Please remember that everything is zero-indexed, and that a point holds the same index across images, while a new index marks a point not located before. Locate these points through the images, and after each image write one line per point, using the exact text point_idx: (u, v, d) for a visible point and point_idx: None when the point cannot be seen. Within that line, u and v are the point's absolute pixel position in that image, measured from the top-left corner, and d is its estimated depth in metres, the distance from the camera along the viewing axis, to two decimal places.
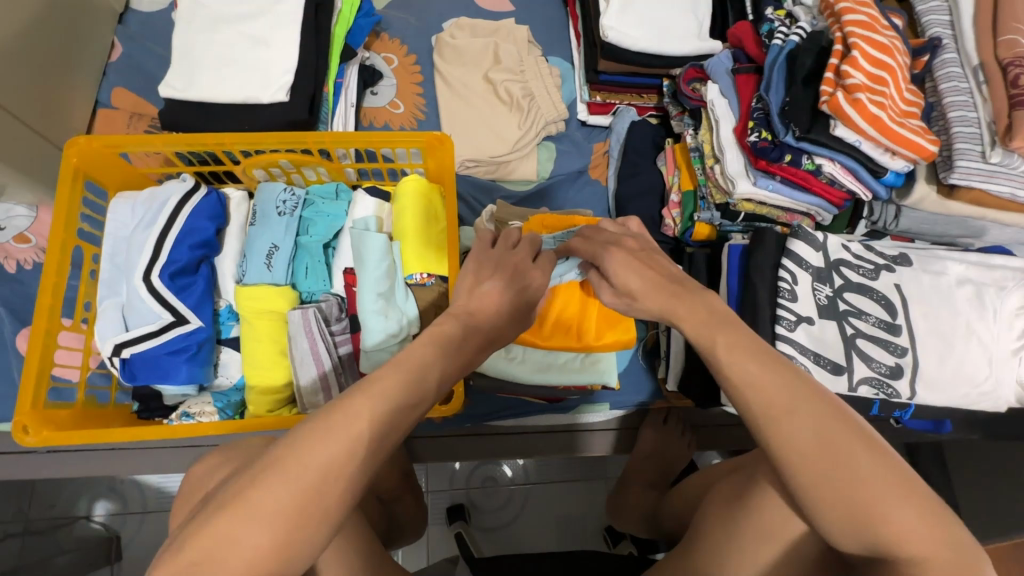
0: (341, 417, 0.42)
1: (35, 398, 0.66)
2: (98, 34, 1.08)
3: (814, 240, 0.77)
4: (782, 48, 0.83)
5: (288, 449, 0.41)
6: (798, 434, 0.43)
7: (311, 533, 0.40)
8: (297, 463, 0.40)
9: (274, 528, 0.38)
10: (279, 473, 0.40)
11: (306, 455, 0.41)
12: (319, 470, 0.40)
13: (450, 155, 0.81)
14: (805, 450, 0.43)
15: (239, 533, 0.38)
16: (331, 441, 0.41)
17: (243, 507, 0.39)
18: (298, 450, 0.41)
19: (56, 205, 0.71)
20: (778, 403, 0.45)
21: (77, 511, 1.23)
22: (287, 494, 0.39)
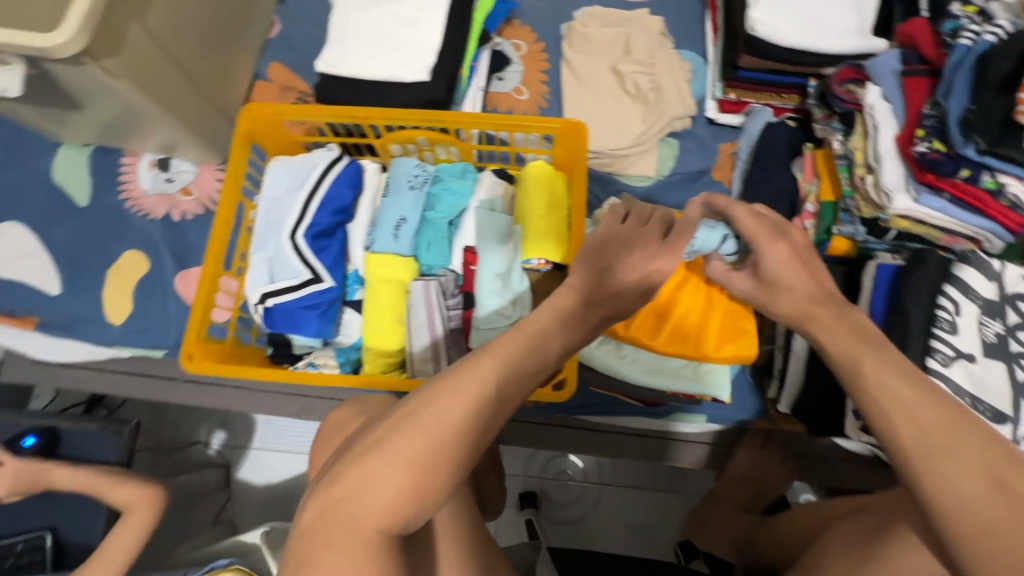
0: (444, 396, 0.48)
1: (199, 332, 0.74)
2: (263, 12, 1.19)
3: (988, 268, 0.68)
4: (971, 48, 0.72)
5: (404, 418, 0.48)
6: (963, 474, 0.40)
7: (428, 493, 0.46)
8: (413, 429, 0.47)
9: (397, 485, 0.45)
10: (405, 433, 0.47)
11: (418, 421, 0.47)
12: (431, 438, 0.47)
13: (582, 144, 0.80)
14: (972, 493, 0.39)
15: (371, 486, 0.45)
16: (439, 412, 0.48)
17: (372, 464, 0.46)
18: (412, 418, 0.48)
19: (228, 163, 0.78)
20: (938, 437, 0.41)
21: (197, 437, 1.39)
22: (407, 455, 0.46)
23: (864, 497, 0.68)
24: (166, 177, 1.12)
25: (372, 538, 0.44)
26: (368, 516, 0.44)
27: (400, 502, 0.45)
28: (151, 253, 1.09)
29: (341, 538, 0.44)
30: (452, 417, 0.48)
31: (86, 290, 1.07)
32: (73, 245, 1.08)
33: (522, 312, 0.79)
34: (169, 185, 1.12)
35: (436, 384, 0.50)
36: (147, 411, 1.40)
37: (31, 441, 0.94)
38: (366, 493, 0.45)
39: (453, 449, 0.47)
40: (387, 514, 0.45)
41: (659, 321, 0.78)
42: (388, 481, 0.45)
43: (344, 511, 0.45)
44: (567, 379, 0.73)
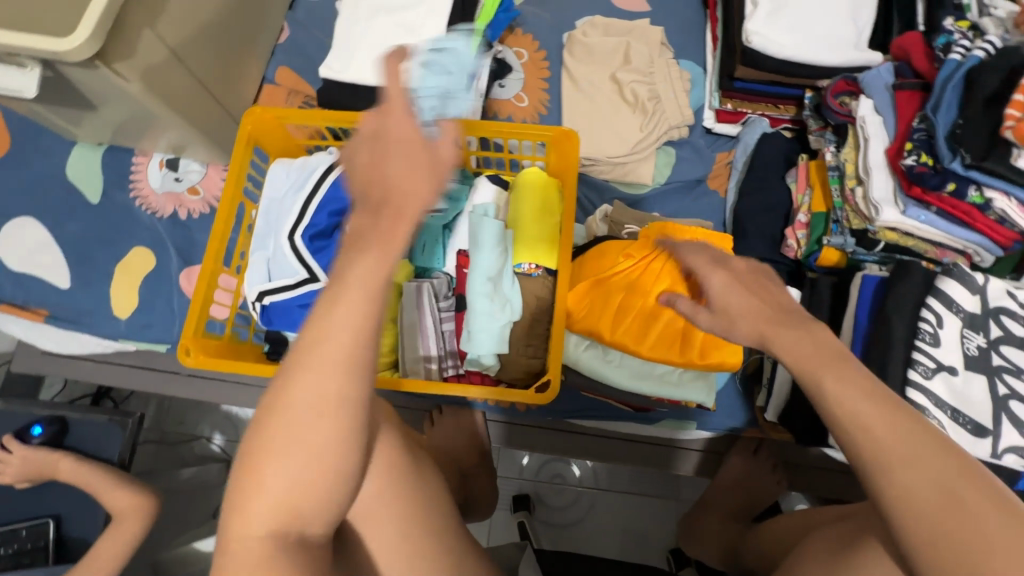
0: (307, 370, 0.37)
1: (196, 327, 0.76)
2: (273, 18, 1.22)
3: (972, 282, 0.69)
4: (961, 64, 0.73)
5: (268, 405, 0.38)
6: (918, 485, 0.39)
7: (323, 487, 0.38)
8: (279, 414, 0.37)
9: (277, 486, 0.37)
10: (264, 420, 0.37)
11: (284, 404, 0.37)
12: (301, 425, 0.37)
13: (574, 150, 0.82)
14: (925, 505, 0.38)
15: (250, 495, 0.37)
16: (309, 388, 0.37)
17: (247, 471, 0.37)
18: (276, 402, 0.37)
19: (230, 163, 0.81)
20: (897, 448, 0.40)
21: (199, 432, 1.42)
22: (275, 443, 0.37)
23: (845, 506, 0.69)
24: (174, 176, 1.16)
25: (264, 544, 0.37)
26: (254, 527, 0.37)
27: (285, 500, 0.37)
28: (158, 250, 1.12)
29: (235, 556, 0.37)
30: (325, 393, 0.37)
31: (95, 285, 1.10)
32: (84, 241, 1.12)
33: (511, 315, 0.81)
34: (177, 184, 1.16)
35: (295, 355, 0.38)
36: (152, 404, 1.44)
37: (38, 431, 0.97)
38: (246, 502, 0.37)
39: (336, 421, 0.37)
40: (278, 521, 0.37)
41: (647, 327, 0.79)
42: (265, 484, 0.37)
43: (230, 524, 0.37)
44: (552, 381, 0.74)
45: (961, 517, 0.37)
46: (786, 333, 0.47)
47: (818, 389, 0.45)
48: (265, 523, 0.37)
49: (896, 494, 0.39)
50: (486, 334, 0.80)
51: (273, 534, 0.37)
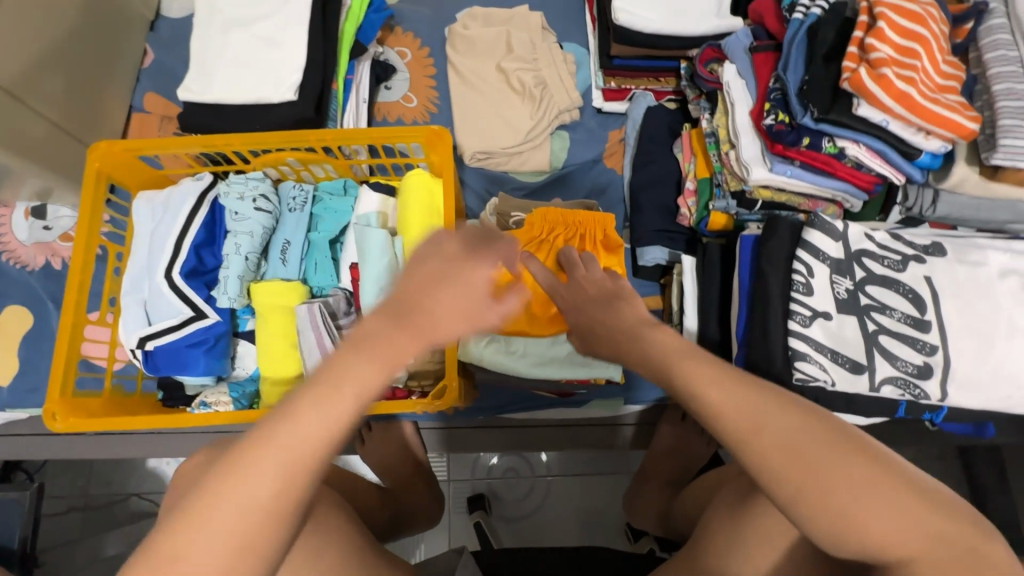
0: (296, 427, 0.35)
1: (64, 388, 0.70)
2: (132, 41, 1.14)
3: (834, 229, 0.72)
4: (803, 22, 0.77)
5: (233, 458, 0.35)
6: (770, 447, 0.39)
7: (260, 571, 0.34)
8: (248, 475, 0.34)
9: (212, 572, 0.33)
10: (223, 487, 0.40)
11: (272, 461, 0.35)
12: (265, 483, 0.34)
13: (450, 147, 0.81)
14: (780, 467, 0.38)
15: (166, 573, 0.33)
16: (279, 448, 0.35)
17: (176, 540, 0.33)
18: (251, 452, 0.35)
19: (80, 206, 0.75)
20: (743, 417, 0.40)
21: (128, 489, 1.33)
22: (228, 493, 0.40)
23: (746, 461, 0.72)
24: (43, 224, 1.05)
25: None
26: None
27: None
28: (35, 307, 1.03)
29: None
30: (307, 447, 0.36)
31: None
32: None
33: None
34: (48, 233, 1.06)
35: (273, 416, 0.36)
36: (70, 470, 1.33)
37: None
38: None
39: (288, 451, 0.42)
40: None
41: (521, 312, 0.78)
42: (203, 566, 0.33)
43: None
44: (449, 385, 0.72)
45: (817, 481, 0.37)
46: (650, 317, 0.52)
47: (698, 360, 0.47)
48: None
49: (756, 462, 0.39)
50: None
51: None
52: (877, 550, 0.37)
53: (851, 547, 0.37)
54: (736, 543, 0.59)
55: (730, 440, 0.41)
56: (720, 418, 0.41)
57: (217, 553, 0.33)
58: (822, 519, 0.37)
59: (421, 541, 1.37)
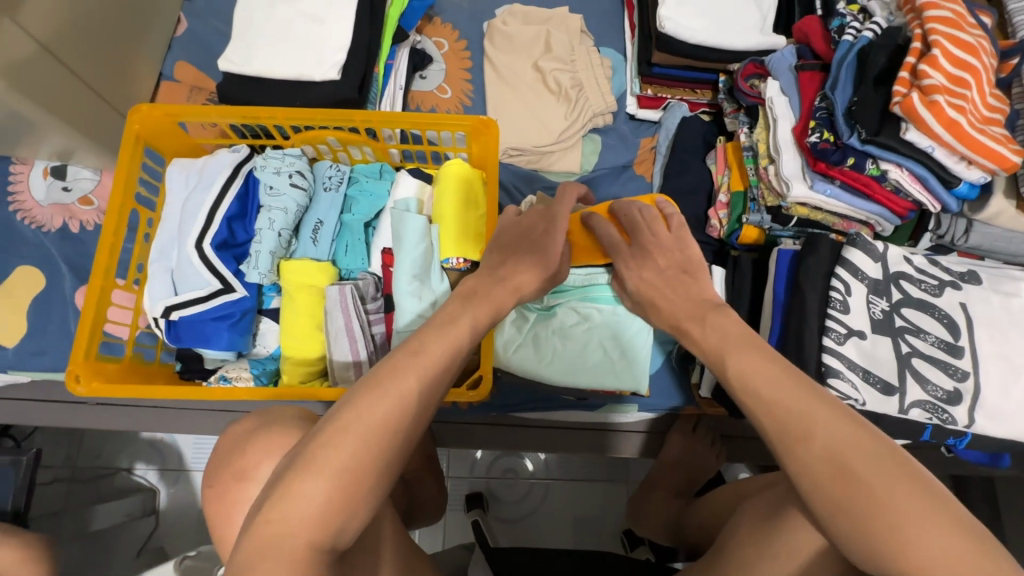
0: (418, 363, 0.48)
1: (88, 350, 0.68)
2: (167, 8, 1.12)
3: (874, 250, 0.73)
4: (853, 44, 0.78)
5: (373, 380, 0.48)
6: (814, 454, 0.41)
7: None
8: (390, 391, 0.47)
9: (361, 454, 0.44)
10: (331, 437, 0.45)
11: (399, 384, 0.48)
12: (402, 393, 0.48)
13: (495, 140, 0.80)
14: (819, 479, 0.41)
15: (334, 447, 0.44)
16: (415, 377, 0.49)
17: (328, 448, 0.44)
18: (395, 377, 0.48)
19: (117, 167, 0.73)
20: (807, 415, 0.43)
21: (119, 464, 1.30)
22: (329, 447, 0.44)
23: (771, 474, 0.72)
24: (62, 185, 1.04)
25: (269, 518, 0.42)
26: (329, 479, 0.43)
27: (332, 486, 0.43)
28: (48, 269, 1.01)
29: (307, 490, 0.42)
30: (432, 371, 0.51)
31: None
32: None
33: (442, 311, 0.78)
34: (67, 194, 1.04)
35: (410, 345, 0.53)
36: (61, 440, 1.31)
37: None
38: (334, 448, 0.44)
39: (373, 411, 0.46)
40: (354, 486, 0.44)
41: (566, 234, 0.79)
42: (354, 448, 0.44)
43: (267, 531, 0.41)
44: (484, 377, 0.72)
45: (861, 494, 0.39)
46: None
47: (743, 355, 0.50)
48: (338, 474, 0.43)
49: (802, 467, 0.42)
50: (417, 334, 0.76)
51: (339, 492, 0.43)
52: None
53: (891, 572, 0.37)
54: (766, 556, 0.59)
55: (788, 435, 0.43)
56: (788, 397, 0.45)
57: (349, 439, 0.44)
58: (864, 529, 0.38)
59: (415, 535, 1.36)
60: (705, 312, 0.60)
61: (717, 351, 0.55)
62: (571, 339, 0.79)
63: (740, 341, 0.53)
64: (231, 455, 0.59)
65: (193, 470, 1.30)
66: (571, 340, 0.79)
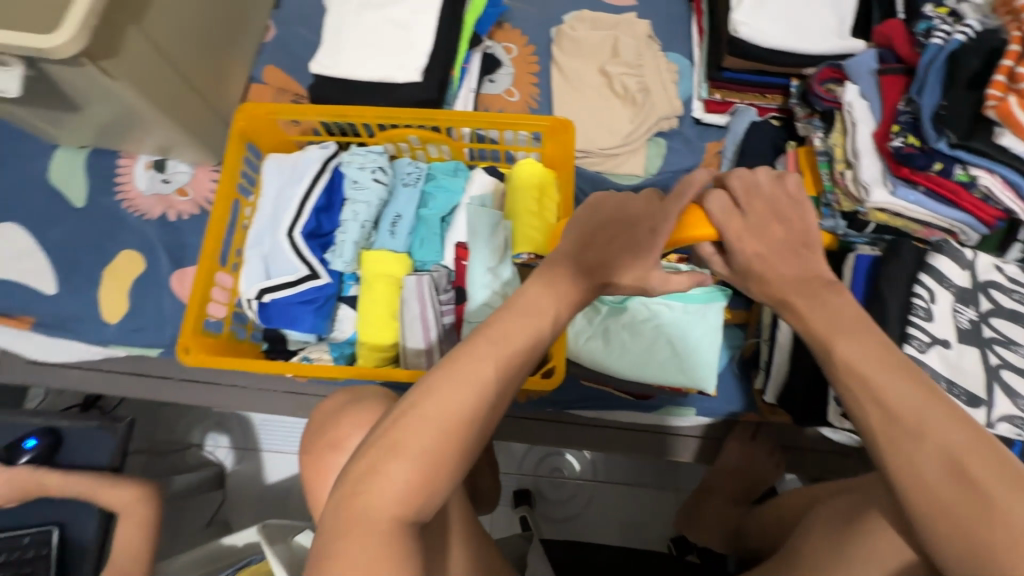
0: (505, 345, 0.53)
1: (195, 325, 0.75)
2: (259, 16, 1.21)
3: (961, 257, 0.71)
4: (943, 47, 0.76)
5: (451, 367, 0.51)
6: (919, 453, 0.43)
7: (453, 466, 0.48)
8: (468, 377, 0.50)
9: (442, 437, 0.48)
10: (414, 421, 0.48)
11: (478, 369, 0.51)
12: (477, 380, 0.50)
13: (570, 140, 0.83)
14: (926, 474, 0.43)
15: (415, 431, 0.48)
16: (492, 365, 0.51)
17: (410, 430, 0.48)
18: (471, 366, 0.51)
19: (225, 160, 0.80)
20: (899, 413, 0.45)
21: (192, 439, 1.39)
22: (413, 432, 0.48)
23: (842, 481, 0.71)
24: (162, 177, 1.14)
25: (360, 493, 0.46)
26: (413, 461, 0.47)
27: (417, 466, 0.47)
28: (147, 253, 1.10)
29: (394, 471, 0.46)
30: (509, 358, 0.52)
31: (83, 292, 1.08)
32: (70, 245, 1.10)
33: None
34: (165, 185, 1.14)
35: (484, 330, 0.54)
36: (143, 413, 1.41)
37: (32, 444, 0.99)
38: (415, 432, 0.48)
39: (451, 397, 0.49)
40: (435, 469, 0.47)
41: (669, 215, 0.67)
42: (434, 432, 0.48)
43: (358, 505, 0.45)
44: (556, 368, 0.75)
45: (973, 496, 0.41)
46: (798, 309, 0.54)
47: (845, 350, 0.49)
48: (422, 456, 0.47)
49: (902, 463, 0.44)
50: None
51: (425, 470, 0.47)
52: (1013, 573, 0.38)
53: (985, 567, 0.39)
54: (841, 561, 0.58)
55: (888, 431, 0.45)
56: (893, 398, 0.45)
57: (431, 424, 0.48)
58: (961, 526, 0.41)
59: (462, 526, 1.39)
60: (815, 292, 0.54)
61: (822, 337, 0.51)
62: (641, 335, 0.80)
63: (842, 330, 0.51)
64: (324, 428, 0.63)
65: (259, 449, 1.38)
66: (640, 336, 0.80)
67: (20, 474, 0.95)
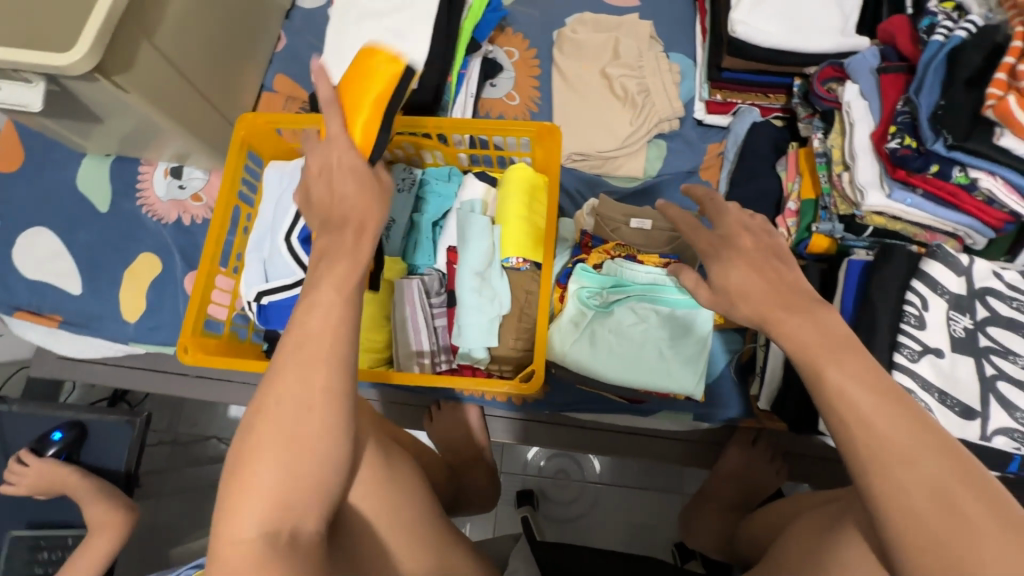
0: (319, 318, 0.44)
1: (195, 327, 0.79)
2: (271, 27, 1.26)
3: (957, 263, 0.68)
4: (944, 44, 0.73)
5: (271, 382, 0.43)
6: (909, 487, 0.38)
7: (317, 447, 0.42)
8: (289, 382, 0.42)
9: (281, 447, 0.41)
10: (262, 426, 0.42)
11: (299, 360, 0.43)
12: (323, 366, 0.43)
13: (558, 145, 0.83)
14: (910, 498, 0.38)
15: (261, 435, 0.41)
16: (302, 357, 0.43)
17: (257, 432, 0.42)
18: (287, 372, 0.43)
19: (225, 167, 0.84)
20: (888, 438, 0.39)
21: (211, 432, 1.46)
22: (271, 446, 0.41)
23: (830, 491, 0.69)
24: (178, 184, 1.20)
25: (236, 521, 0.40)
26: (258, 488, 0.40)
27: (280, 468, 0.41)
28: (163, 256, 1.17)
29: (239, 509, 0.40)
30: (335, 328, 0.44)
31: (105, 292, 1.14)
32: (95, 249, 1.17)
33: (500, 308, 0.83)
34: (181, 191, 1.19)
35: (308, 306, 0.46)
36: (167, 407, 1.48)
37: (61, 437, 1.06)
38: (260, 435, 0.41)
39: (293, 388, 0.42)
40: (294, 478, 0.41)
41: None
42: (283, 431, 0.41)
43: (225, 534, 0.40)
44: (536, 372, 0.75)
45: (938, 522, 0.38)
46: None
47: (829, 370, 0.42)
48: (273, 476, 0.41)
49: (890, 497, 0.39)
50: (478, 328, 0.81)
51: (281, 486, 0.41)
52: None
53: None
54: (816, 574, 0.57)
55: (863, 469, 0.40)
56: (865, 422, 0.40)
57: (280, 426, 0.41)
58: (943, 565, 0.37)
59: (467, 525, 1.41)
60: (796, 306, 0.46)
61: None
62: (628, 339, 0.80)
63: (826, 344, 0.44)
64: None
65: None
66: (627, 339, 0.80)
67: (46, 466, 1.01)
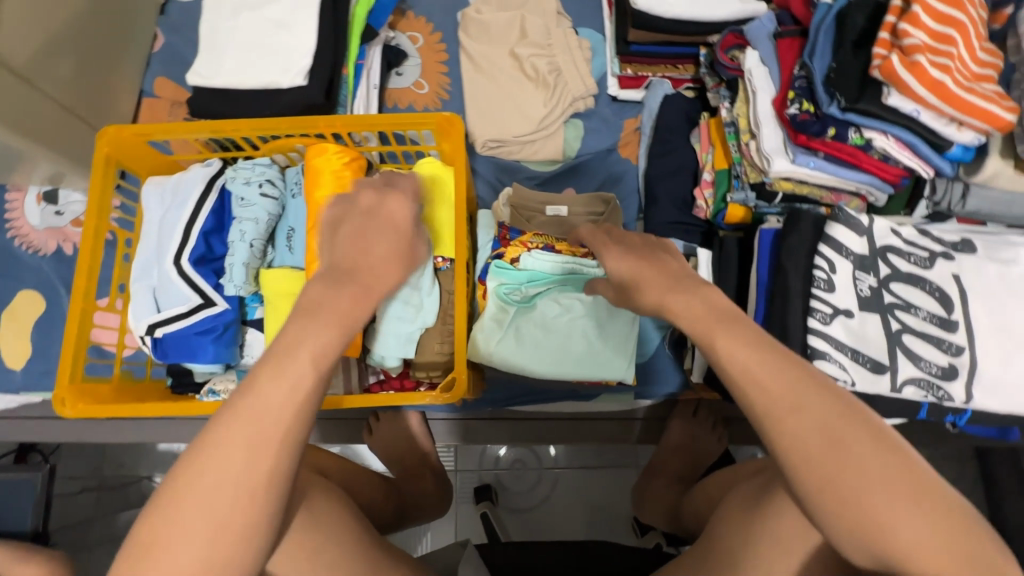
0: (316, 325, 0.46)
1: (73, 373, 0.71)
2: (143, 25, 1.13)
3: (858, 224, 0.70)
4: (832, 7, 0.74)
5: (190, 453, 0.40)
6: (803, 435, 0.37)
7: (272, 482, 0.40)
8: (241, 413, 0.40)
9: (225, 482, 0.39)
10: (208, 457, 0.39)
11: (229, 422, 0.40)
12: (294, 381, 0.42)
13: (461, 136, 0.79)
14: (810, 454, 0.37)
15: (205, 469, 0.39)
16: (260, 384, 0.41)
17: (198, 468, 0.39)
18: (236, 405, 0.40)
19: (89, 190, 0.74)
20: (785, 400, 0.39)
21: (140, 472, 1.34)
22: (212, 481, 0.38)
23: (760, 459, 0.70)
24: (54, 209, 1.06)
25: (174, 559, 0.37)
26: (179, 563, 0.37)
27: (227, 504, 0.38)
28: (47, 292, 1.04)
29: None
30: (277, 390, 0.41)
31: None
32: None
33: (425, 320, 0.77)
34: (60, 218, 1.07)
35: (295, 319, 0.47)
36: (84, 454, 1.34)
37: None
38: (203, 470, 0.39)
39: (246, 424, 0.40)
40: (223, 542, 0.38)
41: None
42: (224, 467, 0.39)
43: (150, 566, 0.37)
44: (457, 378, 0.72)
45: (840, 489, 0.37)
46: None
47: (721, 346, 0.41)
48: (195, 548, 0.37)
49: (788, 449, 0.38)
50: (399, 337, 0.76)
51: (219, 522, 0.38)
52: (891, 556, 0.35)
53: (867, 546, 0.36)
54: (749, 546, 0.58)
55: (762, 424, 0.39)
56: (766, 399, 0.39)
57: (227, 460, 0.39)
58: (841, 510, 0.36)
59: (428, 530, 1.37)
60: (685, 290, 0.47)
61: None
62: (555, 330, 0.78)
63: (723, 328, 0.43)
64: None
65: None
66: (554, 330, 0.78)
67: None
